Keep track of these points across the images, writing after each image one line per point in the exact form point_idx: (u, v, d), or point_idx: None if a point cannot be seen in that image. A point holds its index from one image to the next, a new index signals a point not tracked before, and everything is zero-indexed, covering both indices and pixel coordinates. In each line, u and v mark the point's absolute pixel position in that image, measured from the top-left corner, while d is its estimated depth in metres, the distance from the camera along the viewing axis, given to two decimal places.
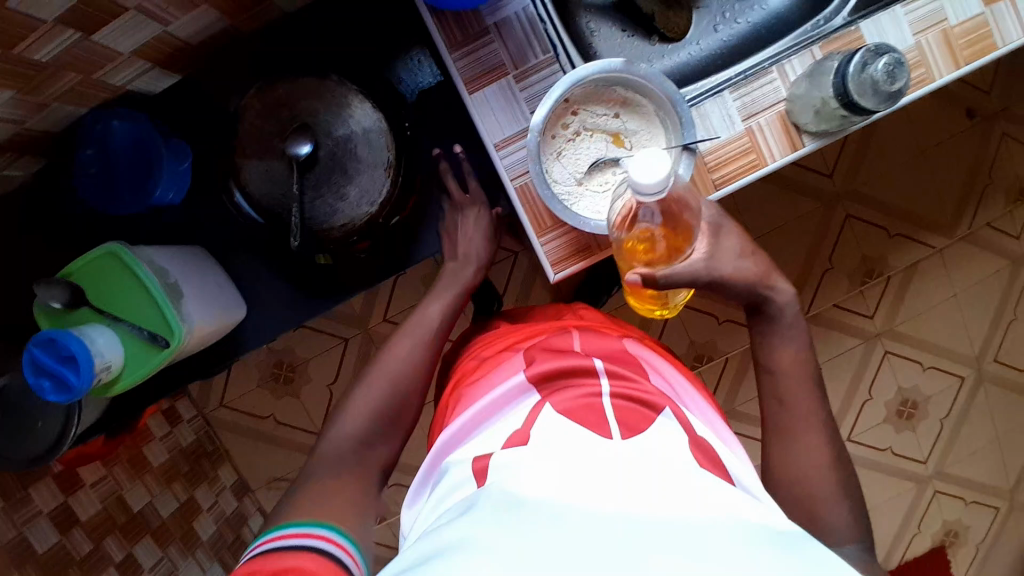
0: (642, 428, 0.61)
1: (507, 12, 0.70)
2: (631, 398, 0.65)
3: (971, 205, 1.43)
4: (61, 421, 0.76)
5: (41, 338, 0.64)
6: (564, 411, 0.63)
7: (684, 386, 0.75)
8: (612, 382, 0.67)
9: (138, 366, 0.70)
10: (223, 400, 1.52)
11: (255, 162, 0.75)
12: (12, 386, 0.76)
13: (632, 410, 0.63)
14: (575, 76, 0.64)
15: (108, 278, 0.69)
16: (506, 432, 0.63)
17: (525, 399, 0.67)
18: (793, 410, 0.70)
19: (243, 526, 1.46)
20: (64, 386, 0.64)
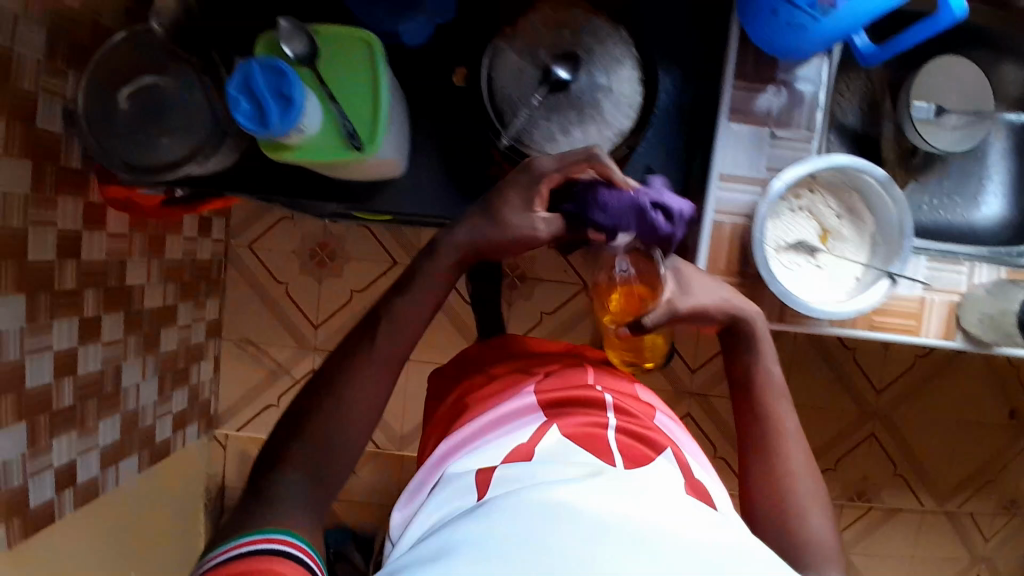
0: (644, 463, 0.68)
1: (796, 80, 0.75)
2: (636, 436, 0.72)
3: (972, 490, 1.49)
4: (182, 152, 0.77)
5: (268, 64, 0.62)
6: (569, 436, 0.70)
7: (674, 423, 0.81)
8: (618, 419, 0.75)
9: (321, 149, 0.67)
10: (253, 243, 1.48)
11: (513, 57, 0.77)
12: (159, 88, 0.76)
13: (634, 446, 0.70)
14: (844, 162, 0.70)
15: (346, 57, 0.68)
16: (511, 442, 0.70)
17: (531, 422, 0.74)
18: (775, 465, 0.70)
19: (192, 363, 1.43)
20: (262, 117, 0.61)
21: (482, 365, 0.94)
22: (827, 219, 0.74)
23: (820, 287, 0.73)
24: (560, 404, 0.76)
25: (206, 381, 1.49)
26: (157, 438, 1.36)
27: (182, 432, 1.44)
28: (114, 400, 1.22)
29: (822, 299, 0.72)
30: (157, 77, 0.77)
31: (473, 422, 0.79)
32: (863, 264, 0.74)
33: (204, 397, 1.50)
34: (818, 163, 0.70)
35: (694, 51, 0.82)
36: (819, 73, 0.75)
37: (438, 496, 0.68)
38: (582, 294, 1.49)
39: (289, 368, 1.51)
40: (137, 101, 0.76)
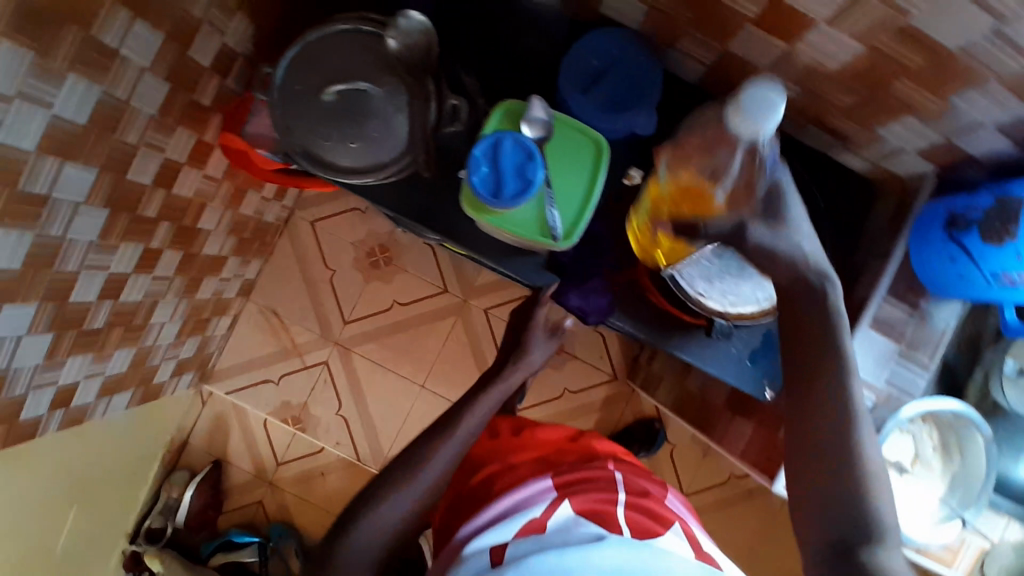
0: (653, 536, 0.70)
1: (933, 313, 0.83)
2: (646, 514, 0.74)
3: None
4: (366, 161, 0.77)
5: (519, 141, 0.65)
6: (581, 512, 0.72)
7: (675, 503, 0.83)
8: (626, 495, 0.77)
9: (524, 225, 0.69)
10: (319, 222, 1.45)
11: None
12: (369, 95, 0.75)
13: (643, 521, 0.73)
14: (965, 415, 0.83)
15: (571, 149, 0.71)
16: (525, 514, 0.72)
17: (540, 499, 0.75)
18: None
19: (215, 317, 1.37)
20: (497, 189, 0.64)
21: (498, 439, 0.94)
22: (923, 448, 0.89)
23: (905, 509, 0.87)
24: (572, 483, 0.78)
25: (218, 336, 1.43)
26: (154, 380, 1.29)
27: (177, 379, 1.37)
28: (137, 334, 1.16)
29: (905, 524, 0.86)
30: (369, 85, 0.75)
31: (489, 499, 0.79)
32: (942, 496, 0.88)
33: (209, 351, 1.43)
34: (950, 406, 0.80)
35: (842, 243, 0.88)
36: (952, 314, 0.84)
37: (462, 569, 0.68)
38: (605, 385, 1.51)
39: (303, 352, 1.48)
40: (341, 100, 0.75)
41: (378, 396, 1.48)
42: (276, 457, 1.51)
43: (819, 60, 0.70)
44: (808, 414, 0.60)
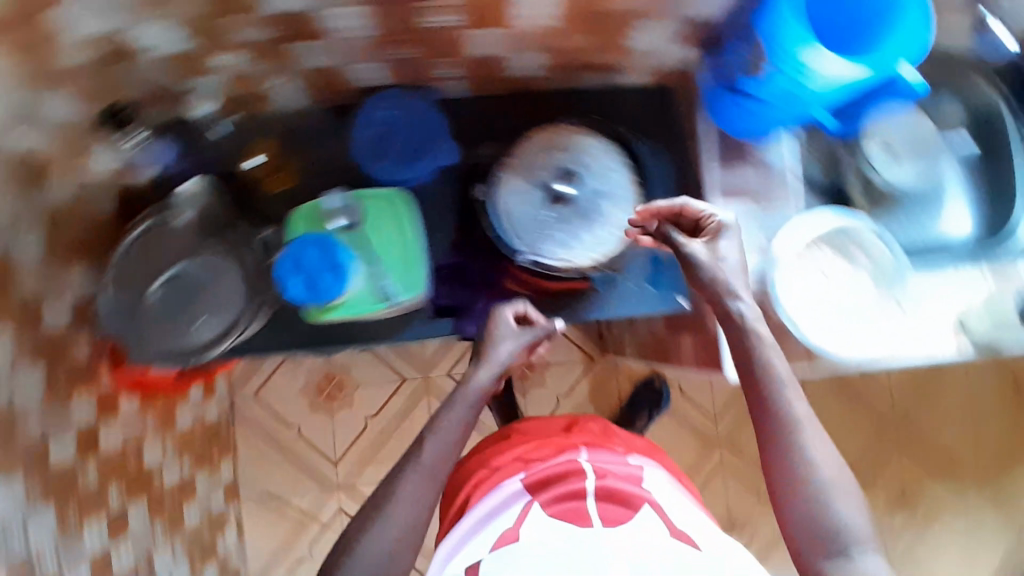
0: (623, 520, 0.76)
1: (766, 155, 0.85)
2: (614, 496, 0.78)
3: (1014, 473, 1.49)
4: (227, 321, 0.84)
5: (319, 243, 0.82)
6: (553, 514, 0.77)
7: (669, 479, 0.89)
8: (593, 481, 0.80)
9: (356, 305, 0.83)
10: (260, 392, 1.45)
11: (519, 182, 0.86)
12: (187, 272, 0.85)
13: (612, 506, 0.77)
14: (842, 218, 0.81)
15: (381, 225, 0.85)
16: (497, 532, 0.78)
17: (518, 500, 0.81)
18: (802, 492, 0.62)
19: (219, 533, 1.33)
20: (310, 288, 0.82)
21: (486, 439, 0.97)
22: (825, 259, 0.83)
23: (870, 335, 0.79)
24: (545, 482, 0.82)
25: (234, 548, 1.37)
26: None
27: None
28: None
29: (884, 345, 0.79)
30: (182, 265, 0.85)
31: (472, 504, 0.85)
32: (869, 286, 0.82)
33: (236, 567, 1.37)
34: (808, 225, 0.81)
35: (668, 137, 0.90)
36: (785, 147, 0.86)
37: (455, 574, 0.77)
38: (589, 371, 1.52)
39: (317, 515, 1.45)
40: (169, 288, 0.84)
41: None
42: None
43: (540, 17, 0.73)
44: (772, 417, 0.65)
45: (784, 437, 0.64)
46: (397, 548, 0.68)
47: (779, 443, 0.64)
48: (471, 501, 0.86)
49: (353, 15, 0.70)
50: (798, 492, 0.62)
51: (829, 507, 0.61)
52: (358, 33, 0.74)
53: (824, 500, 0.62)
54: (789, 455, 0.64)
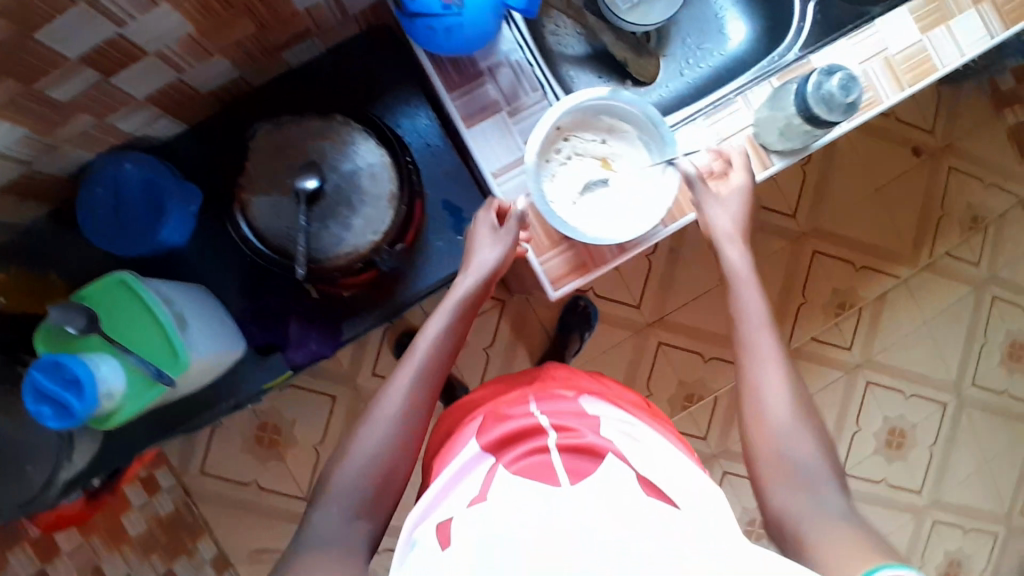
0: (589, 472, 0.57)
1: (498, 57, 0.79)
2: (577, 447, 0.60)
3: (928, 236, 1.51)
4: (50, 466, 0.76)
5: (42, 362, 0.63)
6: (517, 471, 0.59)
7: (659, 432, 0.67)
8: (559, 435, 0.62)
9: (137, 398, 0.68)
10: (206, 464, 1.43)
11: (263, 198, 0.77)
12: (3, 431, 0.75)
13: (578, 456, 0.59)
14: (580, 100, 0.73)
15: (121, 311, 0.69)
16: (462, 498, 0.59)
17: (478, 464, 0.63)
18: (785, 467, 0.60)
19: None
20: (64, 412, 0.63)
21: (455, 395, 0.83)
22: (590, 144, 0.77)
23: (641, 209, 0.75)
24: (506, 441, 0.64)
25: None
26: None
27: None
28: None
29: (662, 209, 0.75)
30: None
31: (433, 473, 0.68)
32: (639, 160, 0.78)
33: None
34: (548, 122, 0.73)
35: (406, 81, 0.87)
36: (510, 40, 0.79)
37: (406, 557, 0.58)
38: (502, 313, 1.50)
39: None
40: None
41: None
42: None
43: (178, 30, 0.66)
44: (770, 416, 0.63)
45: (771, 397, 0.63)
46: (357, 508, 0.62)
47: (756, 420, 0.63)
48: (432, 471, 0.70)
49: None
50: (791, 468, 0.60)
51: (808, 471, 0.59)
52: (13, 139, 0.66)
53: (805, 469, 0.59)
54: (777, 419, 0.62)
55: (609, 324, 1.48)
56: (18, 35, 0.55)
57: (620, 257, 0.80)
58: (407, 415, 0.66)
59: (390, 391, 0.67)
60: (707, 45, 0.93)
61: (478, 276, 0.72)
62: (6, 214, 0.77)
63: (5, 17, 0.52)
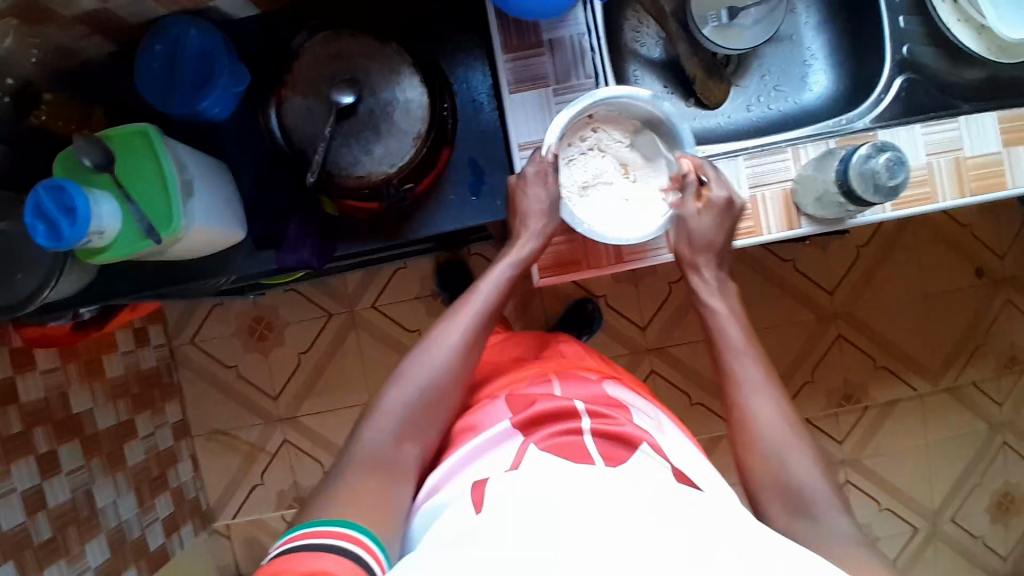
0: (625, 459, 0.63)
1: (563, 33, 0.77)
2: (612, 435, 0.66)
3: (961, 359, 1.43)
4: (38, 281, 0.79)
5: (49, 183, 0.66)
6: (547, 449, 0.65)
7: (672, 439, 0.75)
8: (592, 421, 0.68)
9: (126, 244, 0.72)
10: (194, 338, 1.52)
11: (300, 98, 0.79)
12: (6, 234, 0.78)
13: (611, 445, 0.66)
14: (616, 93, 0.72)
15: (133, 159, 0.72)
16: (496, 463, 0.65)
17: (509, 437, 0.68)
18: (787, 497, 0.62)
19: (170, 468, 1.45)
20: (56, 233, 0.66)
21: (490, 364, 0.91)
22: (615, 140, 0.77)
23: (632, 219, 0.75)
24: (538, 419, 0.69)
25: (188, 480, 1.50)
26: (150, 547, 1.34)
27: (177, 535, 1.43)
28: (94, 523, 1.21)
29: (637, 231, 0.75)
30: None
31: (466, 434, 0.73)
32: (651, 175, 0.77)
33: (190, 496, 1.50)
34: (577, 104, 0.72)
35: (473, 34, 0.87)
36: (580, 19, 0.77)
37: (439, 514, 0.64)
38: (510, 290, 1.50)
39: (264, 445, 1.54)
40: None
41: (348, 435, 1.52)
42: None
43: None
44: (750, 445, 0.66)
45: (761, 429, 0.66)
46: (399, 437, 0.70)
47: (759, 454, 0.65)
48: (456, 431, 0.75)
49: None
50: (780, 490, 0.63)
51: (803, 493, 0.62)
52: None
53: (801, 492, 0.62)
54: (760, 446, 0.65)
55: (609, 336, 1.46)
56: None
57: (615, 266, 0.79)
58: (450, 371, 0.73)
59: (440, 341, 0.74)
60: (783, 88, 0.88)
61: (539, 234, 0.75)
62: (70, 42, 0.81)
63: None
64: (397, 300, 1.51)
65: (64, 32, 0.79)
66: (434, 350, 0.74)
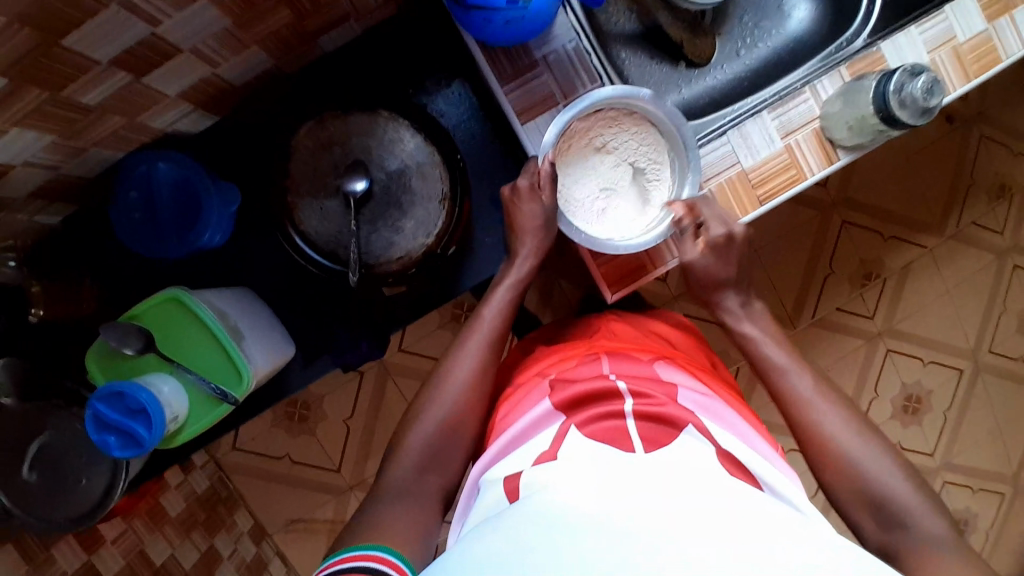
0: (666, 443, 0.56)
1: (554, 45, 0.73)
2: (654, 417, 0.59)
3: (957, 205, 1.50)
4: (108, 476, 0.74)
5: (104, 392, 0.62)
6: (591, 434, 0.57)
7: (723, 415, 0.65)
8: (636, 401, 0.60)
9: (201, 414, 0.68)
10: (236, 443, 1.48)
11: (310, 201, 0.74)
12: (50, 446, 0.73)
13: (654, 428, 0.58)
14: (633, 93, 0.71)
15: (172, 327, 0.67)
16: (531, 452, 0.58)
17: (550, 422, 0.62)
18: (873, 509, 0.61)
19: (264, 573, 1.39)
20: (134, 440, 0.63)
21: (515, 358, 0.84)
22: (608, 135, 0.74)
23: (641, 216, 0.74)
24: (581, 401, 0.62)
25: None
26: None
27: None
28: None
29: (636, 232, 0.74)
30: (41, 437, 0.73)
31: (501, 427, 0.68)
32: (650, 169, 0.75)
33: None
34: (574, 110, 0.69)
35: (447, 70, 0.82)
36: (566, 24, 0.73)
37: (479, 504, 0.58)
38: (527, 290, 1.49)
39: (342, 518, 1.51)
40: (41, 469, 0.72)
41: None
42: None
43: (213, 26, 0.62)
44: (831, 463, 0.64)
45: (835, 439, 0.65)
46: (424, 468, 0.68)
47: (829, 462, 0.65)
48: (495, 424, 0.70)
49: (18, 138, 0.61)
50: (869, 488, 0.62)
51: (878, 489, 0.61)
52: (40, 146, 0.64)
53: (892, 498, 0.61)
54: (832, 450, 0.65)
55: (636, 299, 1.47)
56: (48, 45, 0.53)
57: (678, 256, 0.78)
58: (472, 393, 0.71)
59: (459, 366, 0.72)
60: (765, 23, 0.88)
61: (530, 253, 0.76)
62: (30, 221, 0.74)
63: (34, 28, 0.50)
64: (422, 336, 1.47)
65: (20, 213, 0.72)
66: (454, 377, 0.72)
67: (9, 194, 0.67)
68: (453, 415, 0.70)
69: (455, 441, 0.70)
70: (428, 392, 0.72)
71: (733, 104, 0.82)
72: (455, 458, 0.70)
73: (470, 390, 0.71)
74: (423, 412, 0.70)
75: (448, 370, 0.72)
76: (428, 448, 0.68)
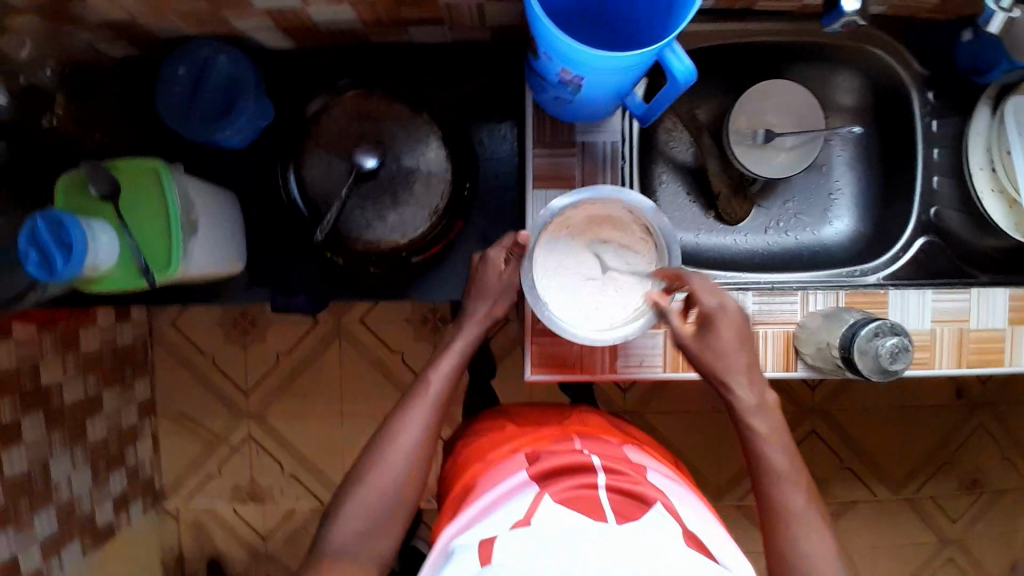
0: (636, 517, 0.55)
1: (597, 137, 0.76)
2: (626, 490, 0.58)
3: (925, 473, 1.46)
4: None
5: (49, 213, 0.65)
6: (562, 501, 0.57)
7: (690, 498, 0.63)
8: (608, 475, 0.60)
9: (121, 275, 0.71)
10: (175, 319, 1.51)
11: (322, 154, 0.78)
12: None
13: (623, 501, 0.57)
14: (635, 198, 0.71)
15: (141, 191, 0.71)
16: (508, 515, 0.56)
17: (525, 489, 0.60)
18: None
19: (128, 446, 1.42)
20: (49, 265, 0.65)
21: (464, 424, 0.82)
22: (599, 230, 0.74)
23: (610, 313, 0.73)
24: (559, 469, 0.61)
25: (146, 460, 1.49)
26: (98, 525, 1.32)
27: (126, 512, 1.41)
28: (46, 497, 1.18)
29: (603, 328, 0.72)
30: None
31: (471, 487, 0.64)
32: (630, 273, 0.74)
33: (145, 474, 1.48)
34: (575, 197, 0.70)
35: (503, 109, 0.86)
36: (616, 127, 0.76)
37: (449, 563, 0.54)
38: None
39: (226, 437, 1.53)
40: None
41: (313, 442, 1.52)
42: (259, 533, 1.55)
43: None
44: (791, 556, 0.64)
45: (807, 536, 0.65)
46: (371, 531, 0.66)
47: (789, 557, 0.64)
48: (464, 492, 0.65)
49: None
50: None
51: None
52: None
53: None
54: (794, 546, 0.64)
55: None
56: None
57: (610, 375, 0.78)
58: (409, 464, 0.69)
59: (395, 439, 0.70)
60: (805, 217, 0.89)
61: (481, 321, 0.76)
62: (87, 45, 0.77)
63: None
64: (386, 318, 1.49)
65: (79, 34, 0.74)
66: (388, 446, 0.69)
67: (82, 13, 0.68)
68: (382, 483, 0.67)
69: (381, 512, 0.67)
70: (366, 457, 0.70)
71: (735, 271, 0.83)
72: (399, 521, 0.68)
73: (405, 459, 0.69)
74: (356, 483, 0.68)
75: (384, 439, 0.70)
76: (363, 516, 0.66)
